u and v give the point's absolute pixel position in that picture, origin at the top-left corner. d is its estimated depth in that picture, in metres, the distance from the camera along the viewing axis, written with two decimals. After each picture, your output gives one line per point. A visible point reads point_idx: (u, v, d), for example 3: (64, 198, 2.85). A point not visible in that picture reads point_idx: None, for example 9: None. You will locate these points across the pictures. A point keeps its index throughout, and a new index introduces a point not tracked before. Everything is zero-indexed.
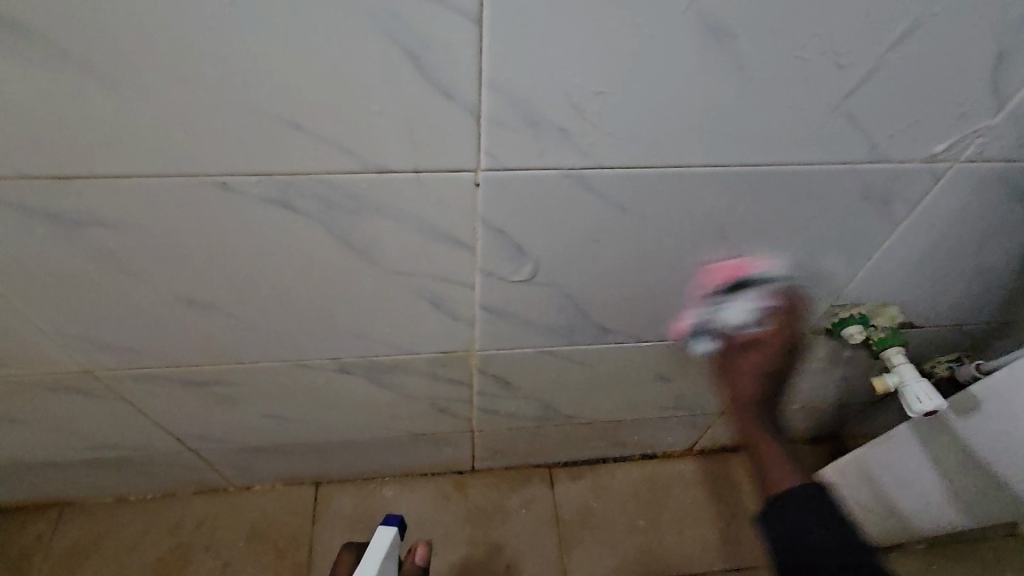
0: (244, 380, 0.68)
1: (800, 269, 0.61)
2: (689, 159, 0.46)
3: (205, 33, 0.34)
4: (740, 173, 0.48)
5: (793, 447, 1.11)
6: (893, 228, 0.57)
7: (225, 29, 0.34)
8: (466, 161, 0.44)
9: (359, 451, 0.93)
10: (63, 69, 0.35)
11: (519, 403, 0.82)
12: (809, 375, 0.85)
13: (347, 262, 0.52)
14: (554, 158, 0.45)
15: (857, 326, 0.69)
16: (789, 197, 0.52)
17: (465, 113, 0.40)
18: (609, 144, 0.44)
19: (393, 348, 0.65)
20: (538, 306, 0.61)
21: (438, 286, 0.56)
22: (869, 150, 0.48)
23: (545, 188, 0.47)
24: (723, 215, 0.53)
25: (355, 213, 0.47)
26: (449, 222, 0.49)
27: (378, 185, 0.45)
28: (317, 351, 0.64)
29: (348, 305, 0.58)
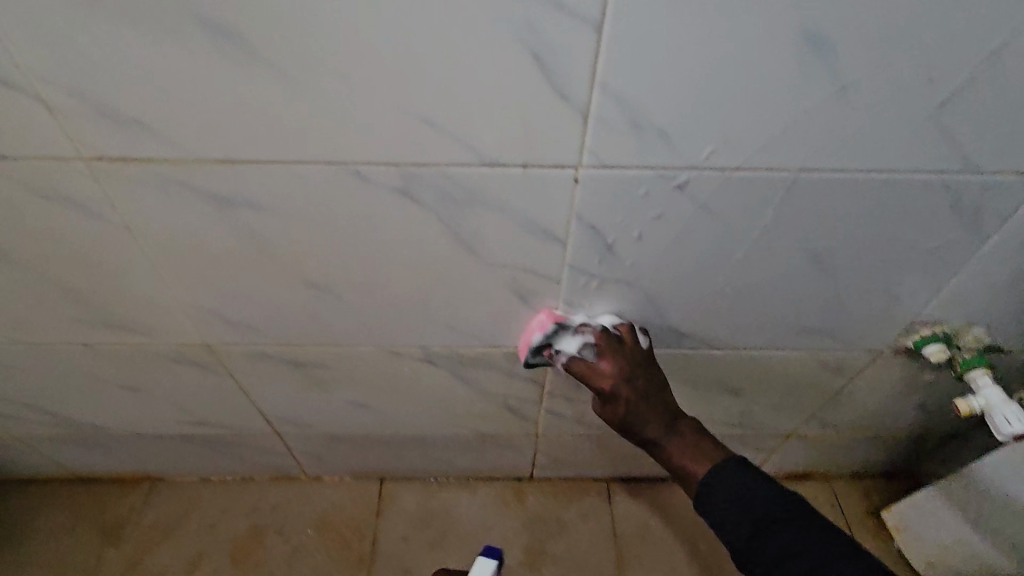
0: (337, 363, 0.74)
1: (881, 282, 0.62)
2: (780, 163, 0.49)
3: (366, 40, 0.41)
4: (829, 180, 0.51)
5: (862, 480, 1.07)
6: (982, 242, 0.57)
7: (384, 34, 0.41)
8: (571, 158, 0.49)
9: (425, 448, 0.96)
10: (252, 67, 0.42)
11: (586, 407, 0.84)
12: (885, 401, 0.83)
13: (449, 251, 0.58)
14: (652, 157, 0.49)
15: (939, 345, 0.67)
16: (876, 205, 0.53)
17: (577, 113, 0.45)
18: (704, 146, 0.48)
19: (478, 339, 0.69)
20: (619, 305, 0.64)
21: (528, 279, 0.61)
22: (958, 161, 0.49)
23: (638, 187, 0.51)
24: (807, 222, 0.55)
25: (465, 204, 0.53)
26: (549, 216, 0.54)
27: (488, 178, 0.50)
28: (408, 338, 0.69)
29: (443, 294, 0.63)
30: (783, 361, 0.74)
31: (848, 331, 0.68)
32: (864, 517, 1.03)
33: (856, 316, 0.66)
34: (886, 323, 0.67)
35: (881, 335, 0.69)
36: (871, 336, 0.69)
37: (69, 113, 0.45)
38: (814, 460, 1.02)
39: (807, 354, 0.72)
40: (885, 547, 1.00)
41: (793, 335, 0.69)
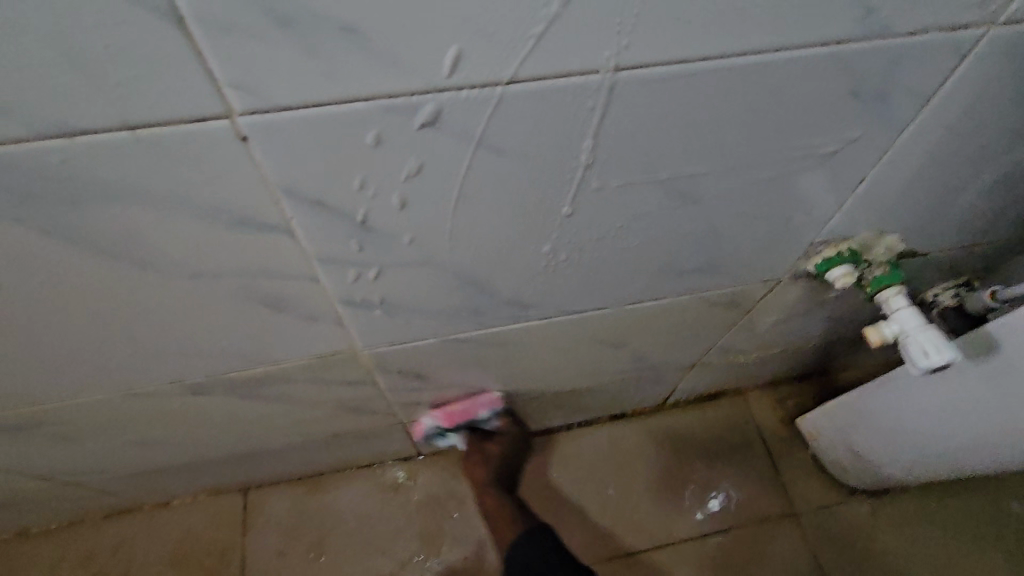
0: (71, 417, 0.53)
1: (767, 205, 0.45)
2: (581, 62, 0.29)
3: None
4: (668, 78, 0.31)
5: (776, 388, 0.99)
6: (896, 135, 0.41)
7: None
8: (207, 101, 0.27)
9: (276, 458, 0.79)
10: None
11: (444, 391, 0.68)
12: (790, 321, 0.71)
13: (108, 269, 0.36)
14: (356, 80, 0.27)
15: (846, 267, 0.53)
16: (745, 105, 0.35)
17: (161, 17, 0.23)
18: (438, 49, 0.27)
19: (247, 361, 0.49)
20: (423, 290, 0.45)
21: (266, 284, 0.40)
22: (859, 19, 0.31)
23: (360, 134, 0.30)
24: (650, 145, 0.36)
25: (75, 204, 0.31)
26: (234, 197, 0.32)
27: (78, 156, 0.28)
28: (144, 379, 0.49)
29: (151, 323, 0.41)
30: (665, 308, 0.58)
31: (737, 266, 0.53)
32: (779, 427, 0.96)
33: (742, 248, 0.50)
34: (781, 250, 0.52)
35: (778, 263, 0.54)
36: (765, 267, 0.54)
37: None
38: (724, 380, 0.92)
39: (693, 297, 0.57)
40: (801, 455, 0.94)
41: (669, 283, 0.53)
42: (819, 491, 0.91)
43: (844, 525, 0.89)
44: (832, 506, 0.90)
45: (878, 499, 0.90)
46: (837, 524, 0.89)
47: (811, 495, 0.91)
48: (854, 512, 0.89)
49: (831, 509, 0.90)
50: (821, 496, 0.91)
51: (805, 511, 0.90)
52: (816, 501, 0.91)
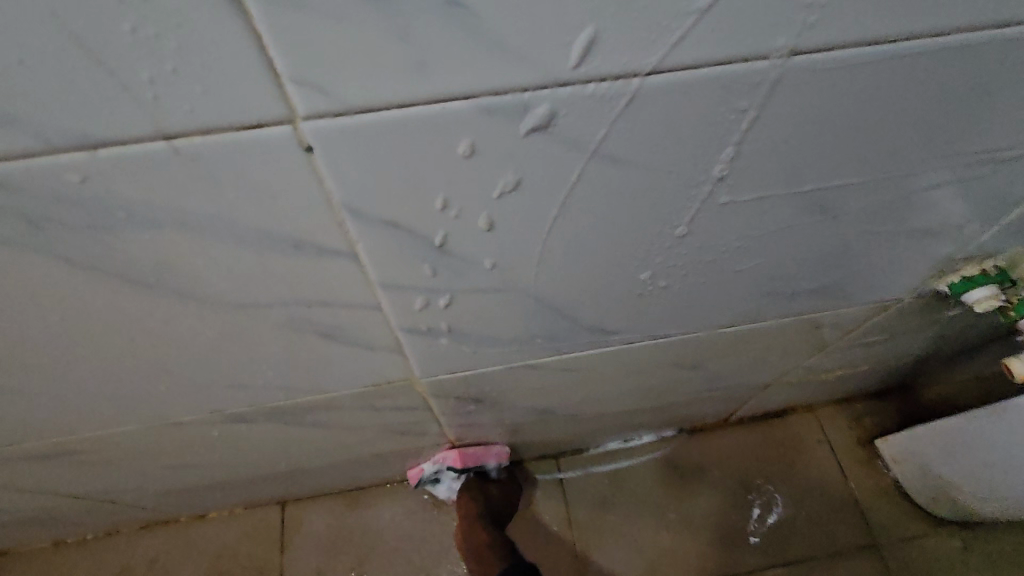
0: (103, 446, 0.48)
1: (913, 219, 0.38)
2: (748, 47, 0.22)
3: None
4: (850, 66, 0.24)
5: (851, 405, 0.91)
6: None
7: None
8: (266, 103, 0.20)
9: (316, 476, 0.75)
10: None
11: (500, 413, 0.62)
12: (890, 340, 0.63)
13: (140, 301, 0.30)
14: (458, 75, 0.21)
15: (990, 289, 0.45)
16: (933, 99, 0.27)
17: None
18: (569, 31, 0.20)
19: (294, 391, 0.44)
20: (497, 317, 0.39)
21: (322, 315, 0.34)
22: None
23: (451, 143, 0.24)
24: (802, 152, 0.28)
25: (101, 230, 0.25)
26: (290, 219, 0.26)
27: (105, 176, 0.22)
28: (182, 410, 0.43)
29: (189, 355, 0.36)
30: (759, 331, 0.51)
31: (855, 287, 0.45)
32: (855, 448, 0.88)
33: (869, 266, 0.42)
34: (910, 269, 0.44)
35: (903, 283, 0.46)
36: (887, 287, 0.46)
37: None
38: (797, 397, 0.84)
39: (795, 319, 0.50)
40: (880, 480, 0.86)
41: (774, 306, 0.45)
42: (901, 520, 0.83)
43: (931, 561, 0.80)
44: (916, 538, 0.82)
45: (970, 533, 0.81)
46: (922, 559, 0.80)
47: (892, 525, 0.83)
48: (942, 546, 0.81)
49: (915, 541, 0.82)
50: (904, 527, 0.82)
51: (886, 542, 0.82)
52: (898, 531, 0.82)
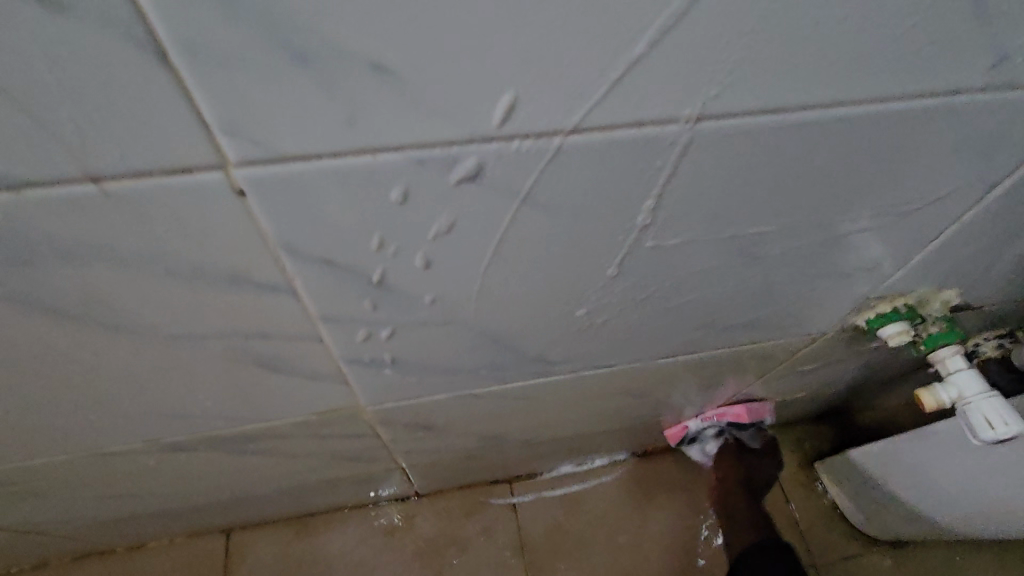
0: (32, 475, 0.47)
1: (828, 262, 0.40)
2: (656, 113, 0.24)
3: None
4: (753, 131, 0.26)
5: (793, 428, 0.94)
6: (981, 192, 0.36)
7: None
8: (196, 150, 0.21)
9: (263, 503, 0.73)
10: None
11: (452, 439, 0.62)
12: (822, 369, 0.66)
13: (71, 333, 0.30)
14: (386, 130, 0.22)
15: (900, 324, 0.48)
16: (832, 159, 0.30)
17: (136, 52, 0.17)
18: (489, 94, 0.21)
19: (236, 420, 0.44)
20: (439, 348, 0.39)
21: (262, 346, 0.34)
22: (982, 68, 0.26)
23: (382, 189, 0.25)
24: (718, 203, 0.31)
25: (25, 264, 0.25)
26: (225, 257, 0.27)
27: (30, 214, 0.22)
28: (117, 438, 0.42)
29: (124, 384, 0.36)
30: (698, 361, 0.53)
31: (782, 321, 0.48)
32: (796, 471, 0.91)
33: (793, 303, 0.45)
34: (831, 306, 0.47)
35: (826, 318, 0.49)
36: (812, 322, 0.49)
37: None
38: None
39: (730, 351, 0.52)
40: (819, 501, 0.89)
41: (708, 339, 0.48)
42: (838, 540, 0.87)
43: None
44: (852, 557, 0.85)
45: (900, 552, 0.85)
46: None
47: (830, 545, 0.86)
48: (875, 565, 0.85)
49: (850, 560, 0.85)
50: (840, 546, 0.86)
51: (824, 563, 0.85)
52: (835, 551, 0.86)
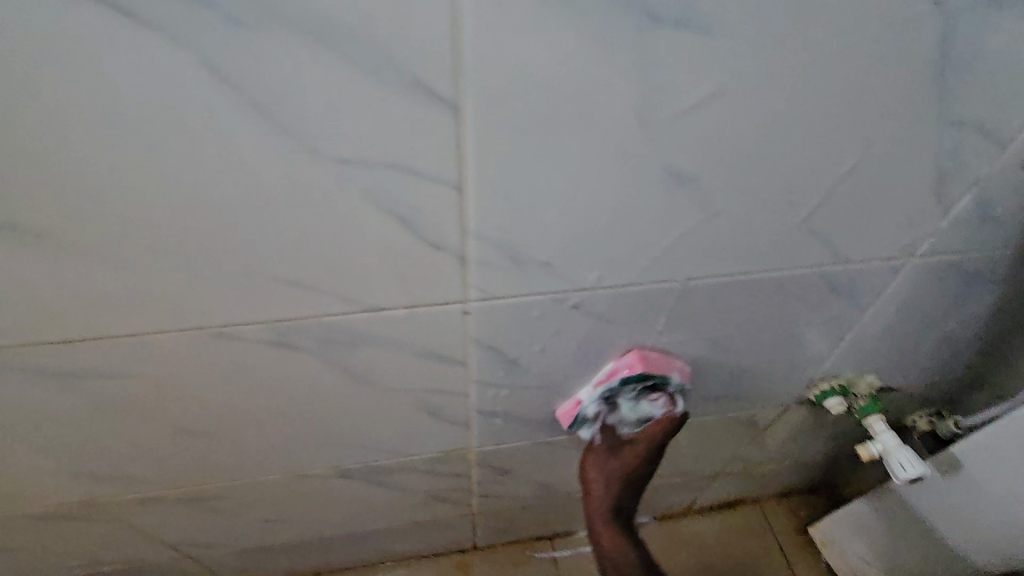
0: (242, 492, 0.68)
1: (777, 353, 0.64)
2: (667, 277, 0.49)
3: (181, 194, 0.36)
4: (717, 284, 0.51)
5: (789, 498, 1.12)
6: (863, 312, 0.60)
7: (203, 187, 0.35)
8: (457, 295, 0.46)
9: (358, 543, 0.91)
10: (86, 253, 0.38)
11: (517, 485, 0.82)
12: (798, 438, 0.87)
13: (344, 383, 0.54)
14: (541, 287, 0.47)
15: (838, 398, 0.71)
16: (764, 296, 0.54)
17: (454, 260, 0.43)
18: (589, 271, 0.46)
19: (392, 451, 0.66)
20: (532, 403, 0.62)
21: (434, 396, 0.58)
22: (832, 255, 0.51)
23: (530, 311, 0.49)
24: (702, 317, 0.55)
25: (351, 344, 0.49)
26: (444, 343, 0.51)
27: (371, 321, 0.47)
28: (315, 461, 0.65)
29: (347, 418, 0.59)
30: (700, 423, 0.75)
31: (756, 393, 0.70)
32: (793, 534, 1.08)
33: (760, 380, 0.68)
34: (788, 383, 0.70)
35: (786, 392, 0.72)
36: (777, 394, 0.72)
37: None
38: (744, 489, 1.05)
39: (723, 415, 0.74)
40: (814, 561, 1.05)
41: (706, 404, 0.70)
42: None
43: None
44: None
45: None
46: None
47: None
48: None
49: None
50: None
51: None
52: None
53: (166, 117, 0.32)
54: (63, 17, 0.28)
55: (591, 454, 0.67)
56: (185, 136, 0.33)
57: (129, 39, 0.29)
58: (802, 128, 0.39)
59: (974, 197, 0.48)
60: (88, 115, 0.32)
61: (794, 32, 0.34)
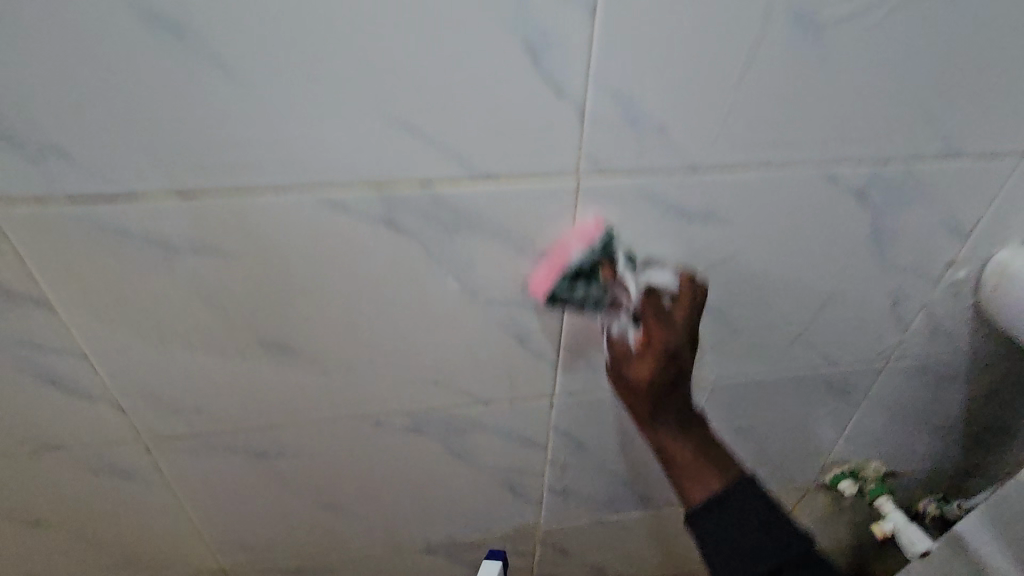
0: (346, 567, 0.79)
1: (792, 440, 0.78)
2: (701, 377, 0.65)
3: (383, 332, 0.53)
4: (739, 383, 0.68)
5: None
6: (858, 406, 0.75)
7: (399, 328, 0.53)
8: (546, 392, 0.62)
9: None
10: (304, 367, 0.54)
11: (574, 566, 0.92)
12: (822, 523, 0.97)
13: (451, 465, 0.68)
14: (608, 386, 0.63)
15: (848, 480, 0.85)
16: (775, 393, 0.70)
17: (549, 366, 0.60)
18: None
19: (475, 526, 0.78)
20: (594, 482, 0.76)
21: (517, 476, 0.72)
22: (824, 360, 0.68)
23: (599, 405, 0.65)
24: (729, 409, 0.71)
25: (464, 431, 0.64)
26: (532, 429, 0.66)
27: (483, 412, 0.63)
28: (413, 535, 0.77)
29: (447, 495, 0.72)
30: None
31: (778, 476, 0.83)
32: None
33: (781, 464, 0.81)
34: (805, 467, 0.83)
35: (804, 475, 0.84)
36: (796, 477, 0.84)
37: (140, 412, 0.54)
38: None
39: None
40: None
41: None
42: None
43: None
44: None
45: None
46: None
47: None
48: None
49: None
50: None
51: None
52: None
53: (390, 287, 0.50)
54: (350, 237, 0.46)
55: (609, 363, 0.57)
56: (400, 302, 0.51)
57: (385, 250, 0.47)
58: (789, 275, 0.58)
59: (924, 317, 0.66)
60: (342, 287, 0.49)
61: (781, 223, 0.53)
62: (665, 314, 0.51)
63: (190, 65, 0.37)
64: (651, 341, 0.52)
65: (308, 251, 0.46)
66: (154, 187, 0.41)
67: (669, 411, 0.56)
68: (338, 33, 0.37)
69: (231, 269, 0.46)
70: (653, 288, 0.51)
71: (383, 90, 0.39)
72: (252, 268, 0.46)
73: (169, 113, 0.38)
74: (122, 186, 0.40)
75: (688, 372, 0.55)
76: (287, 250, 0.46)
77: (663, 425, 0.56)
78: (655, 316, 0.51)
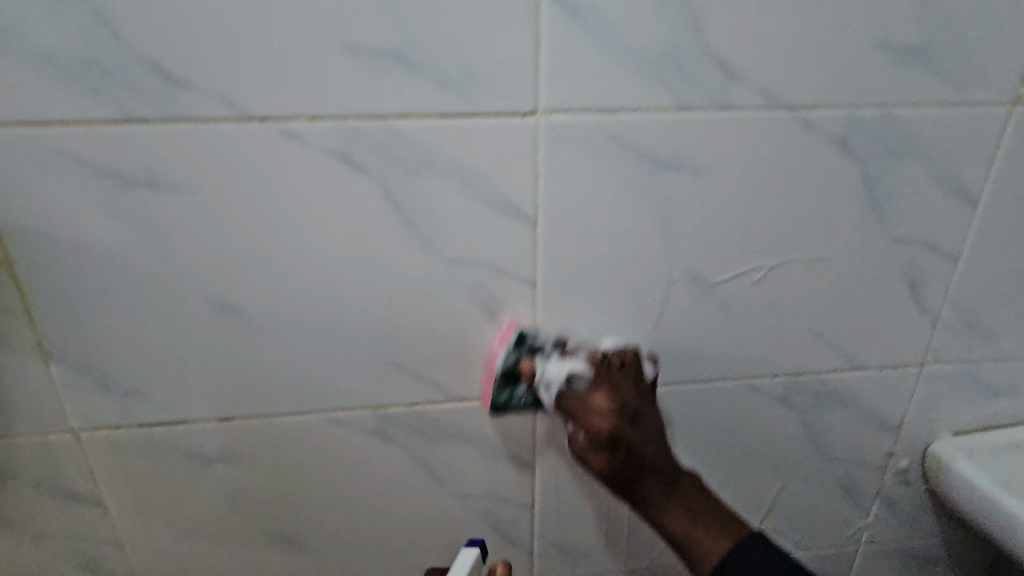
0: None
1: None
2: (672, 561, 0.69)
3: (374, 523, 0.61)
4: None
5: None
6: None
7: (388, 519, 0.61)
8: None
9: None
10: (304, 554, 0.62)
11: None
12: None
13: None
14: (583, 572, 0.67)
15: None
16: None
17: (525, 552, 0.65)
18: (616, 559, 0.67)
19: None
20: None
21: None
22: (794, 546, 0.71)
23: None
24: None
25: None
26: None
27: None
28: None
29: None
30: None
31: None
32: None
33: None
34: None
35: None
36: None
37: None
38: None
39: None
40: None
41: None
42: None
43: None
44: None
45: None
46: None
47: None
48: None
49: None
50: None
51: None
52: None
53: (380, 485, 0.59)
54: (350, 447, 0.57)
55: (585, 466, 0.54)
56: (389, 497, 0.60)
57: (376, 456, 0.57)
58: (737, 467, 0.64)
59: (881, 502, 0.70)
60: (341, 485, 0.58)
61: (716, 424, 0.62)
62: (586, 399, 0.51)
63: (235, 333, 0.50)
64: (586, 430, 0.51)
65: (315, 457, 0.57)
66: (201, 414, 0.53)
67: (654, 482, 0.52)
68: (348, 315, 0.51)
69: (252, 472, 0.57)
70: (563, 388, 0.51)
71: (378, 342, 0.53)
72: (269, 472, 0.57)
73: (217, 365, 0.51)
74: (177, 415, 0.53)
75: (645, 450, 0.52)
76: (298, 458, 0.56)
77: (668, 511, 0.51)
78: (583, 412, 0.51)
